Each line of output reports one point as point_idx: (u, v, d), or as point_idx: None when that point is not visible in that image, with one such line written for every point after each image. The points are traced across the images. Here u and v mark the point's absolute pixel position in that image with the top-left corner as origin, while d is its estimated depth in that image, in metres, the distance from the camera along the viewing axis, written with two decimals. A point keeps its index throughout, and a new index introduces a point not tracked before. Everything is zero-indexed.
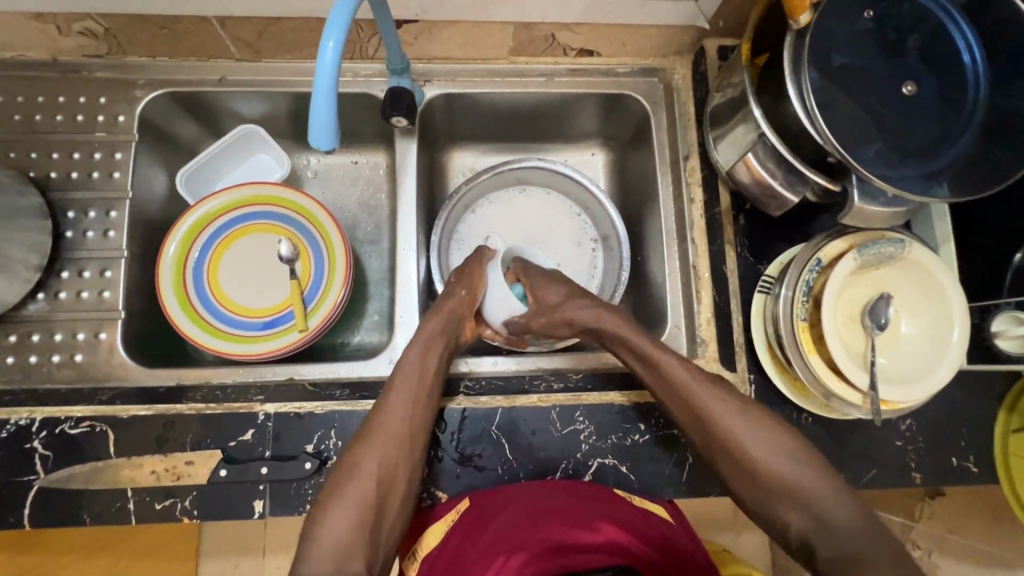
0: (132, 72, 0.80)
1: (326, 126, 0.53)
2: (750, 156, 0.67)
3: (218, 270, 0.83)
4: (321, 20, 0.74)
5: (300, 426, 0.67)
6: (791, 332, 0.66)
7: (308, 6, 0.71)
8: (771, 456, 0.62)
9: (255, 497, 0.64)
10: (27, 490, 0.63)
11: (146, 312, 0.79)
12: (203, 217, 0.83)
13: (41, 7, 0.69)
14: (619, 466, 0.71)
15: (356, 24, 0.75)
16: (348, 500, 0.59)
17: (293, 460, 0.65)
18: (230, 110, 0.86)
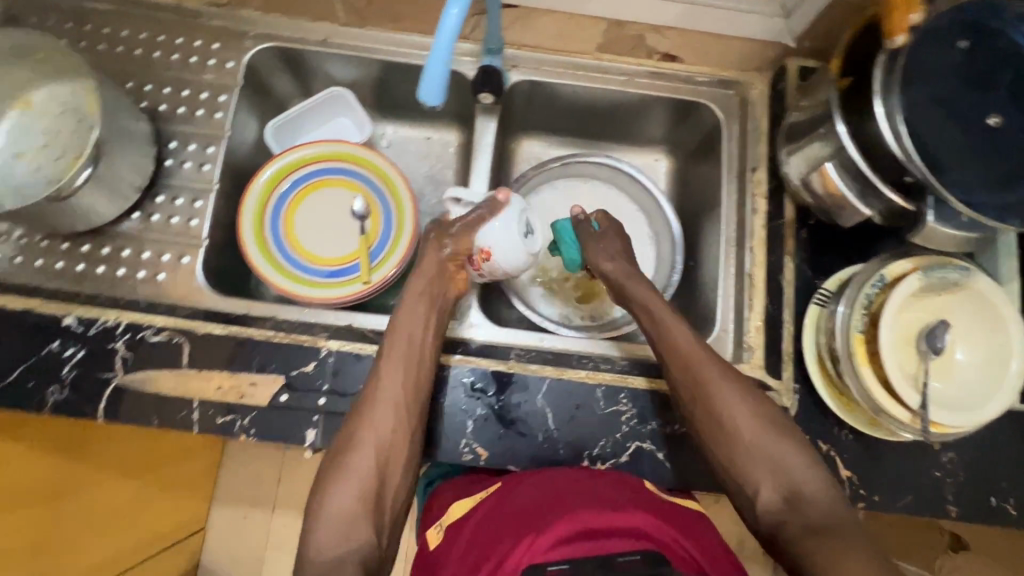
0: (245, 24, 0.86)
1: (437, 85, 0.58)
2: (829, 165, 0.69)
3: (293, 216, 0.87)
4: None
5: (359, 365, 0.71)
6: (846, 344, 0.67)
7: None
8: (754, 428, 0.64)
9: (308, 426, 0.68)
10: (104, 386, 0.67)
11: (225, 246, 0.84)
12: (285, 167, 0.87)
13: None
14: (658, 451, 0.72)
15: None
16: (351, 471, 0.61)
17: (350, 396, 0.69)
18: (326, 70, 0.92)
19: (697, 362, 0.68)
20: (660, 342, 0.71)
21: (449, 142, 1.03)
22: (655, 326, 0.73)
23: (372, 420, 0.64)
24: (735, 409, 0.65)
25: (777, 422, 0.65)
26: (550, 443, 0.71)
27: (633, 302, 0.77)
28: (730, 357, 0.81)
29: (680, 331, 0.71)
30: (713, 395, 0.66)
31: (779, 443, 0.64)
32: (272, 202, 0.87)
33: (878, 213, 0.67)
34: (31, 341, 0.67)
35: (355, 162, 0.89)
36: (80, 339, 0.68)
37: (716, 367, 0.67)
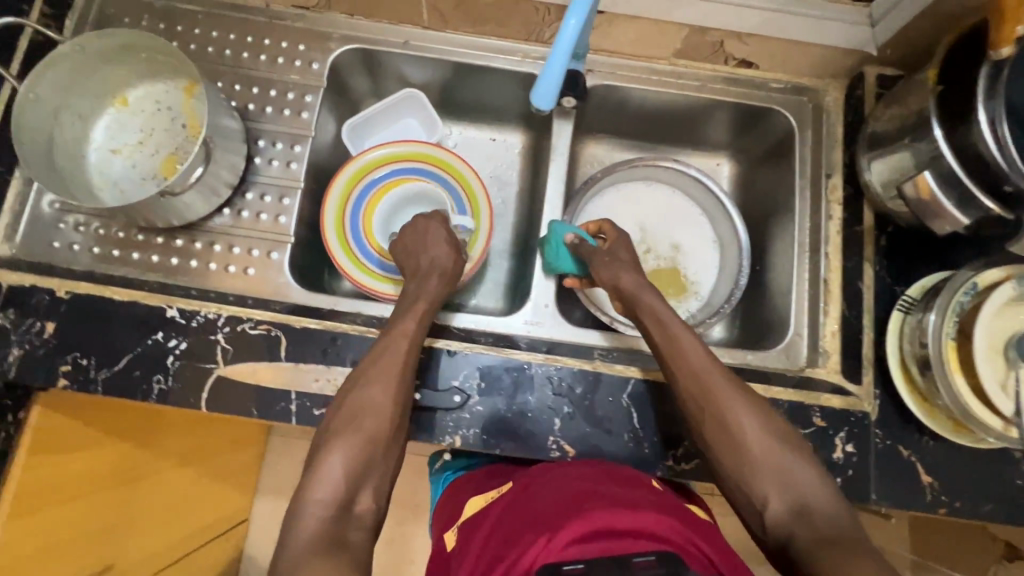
0: (329, 27, 0.88)
1: (549, 90, 0.63)
2: (926, 173, 0.67)
3: (372, 215, 0.89)
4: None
5: (449, 362, 0.72)
6: (937, 349, 0.68)
7: None
8: (761, 441, 0.62)
9: None
10: (206, 376, 0.69)
11: (307, 243, 0.86)
12: (364, 166, 0.89)
13: None
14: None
15: (545, 8, 0.81)
16: (354, 436, 0.62)
17: (442, 391, 0.71)
18: (403, 72, 0.94)
19: (706, 374, 0.66)
20: (674, 354, 0.68)
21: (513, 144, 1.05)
22: (666, 337, 0.70)
23: (363, 404, 0.64)
24: (746, 423, 0.63)
25: (781, 440, 0.63)
26: (638, 439, 0.72)
27: (640, 309, 0.74)
28: (805, 361, 0.82)
29: (694, 344, 0.68)
30: (724, 409, 0.64)
31: (787, 460, 0.61)
32: (352, 200, 0.88)
33: (973, 221, 0.67)
34: (137, 333, 0.70)
35: (432, 163, 0.91)
36: (182, 331, 0.70)
37: (721, 375, 0.66)
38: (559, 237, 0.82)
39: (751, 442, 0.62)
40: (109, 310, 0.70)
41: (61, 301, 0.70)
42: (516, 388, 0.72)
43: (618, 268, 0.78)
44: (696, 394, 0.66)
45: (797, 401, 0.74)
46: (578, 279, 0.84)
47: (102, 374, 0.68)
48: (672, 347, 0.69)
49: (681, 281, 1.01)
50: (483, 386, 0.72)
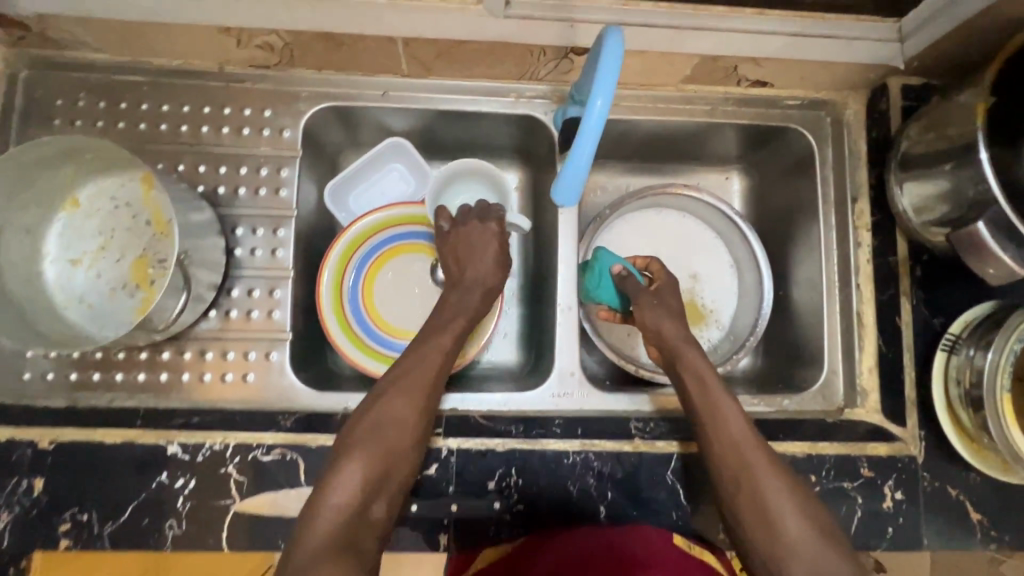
0: (297, 85, 0.78)
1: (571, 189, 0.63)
2: (979, 225, 0.62)
3: (372, 293, 0.82)
4: (508, 45, 0.70)
5: (483, 462, 0.68)
6: (992, 399, 0.66)
7: (502, 32, 0.67)
8: (791, 517, 0.58)
9: (440, 531, 0.67)
10: (223, 514, 0.64)
11: (306, 330, 0.79)
12: (355, 240, 0.82)
13: (232, 23, 0.66)
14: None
15: (541, 49, 0.71)
16: (376, 445, 0.59)
17: (480, 497, 0.67)
18: (383, 122, 0.84)
19: (743, 444, 0.63)
20: (715, 422, 0.65)
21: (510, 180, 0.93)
22: (708, 402, 0.67)
23: (385, 419, 0.61)
24: (779, 500, 0.59)
25: (817, 522, 0.58)
26: (686, 518, 0.69)
27: (681, 367, 0.71)
28: (841, 399, 0.79)
29: (736, 412, 0.65)
30: (760, 487, 0.60)
31: (819, 545, 0.56)
32: (348, 275, 0.81)
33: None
34: (139, 475, 0.64)
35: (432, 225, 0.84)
36: (189, 464, 0.65)
37: (756, 443, 0.63)
38: (605, 266, 0.79)
39: (784, 520, 0.57)
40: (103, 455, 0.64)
41: (47, 453, 0.64)
42: (555, 481, 0.68)
43: (664, 318, 0.75)
44: (733, 464, 0.62)
45: (843, 453, 0.72)
46: (613, 312, 0.82)
47: (108, 526, 0.63)
48: (712, 413, 0.66)
49: (699, 311, 0.96)
50: (521, 483, 0.68)
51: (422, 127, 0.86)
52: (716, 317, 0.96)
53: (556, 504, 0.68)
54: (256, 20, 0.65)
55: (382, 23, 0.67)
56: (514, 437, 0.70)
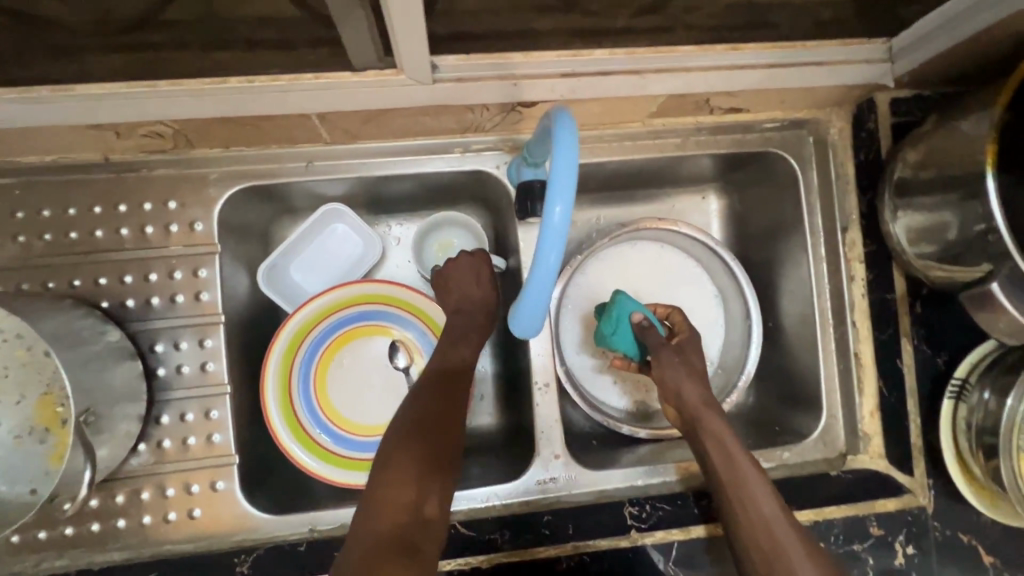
0: (203, 166, 0.66)
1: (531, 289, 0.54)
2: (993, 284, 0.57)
3: (325, 387, 0.72)
4: (444, 107, 0.59)
5: None
6: (1009, 462, 0.61)
7: (434, 97, 0.57)
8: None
9: None
10: None
11: (256, 443, 0.70)
12: (299, 330, 0.71)
13: (103, 120, 0.54)
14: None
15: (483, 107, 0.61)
16: (426, 438, 0.58)
17: None
18: (316, 191, 0.73)
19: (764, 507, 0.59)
20: (742, 493, 0.60)
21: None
22: (730, 470, 0.62)
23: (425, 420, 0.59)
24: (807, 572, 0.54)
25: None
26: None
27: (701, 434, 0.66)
28: (843, 445, 0.74)
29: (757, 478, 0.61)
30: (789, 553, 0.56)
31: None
32: (296, 367, 0.71)
33: None
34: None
35: (383, 300, 0.74)
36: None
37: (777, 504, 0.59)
38: (624, 312, 0.74)
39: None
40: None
41: None
42: None
43: (682, 376, 0.70)
44: (760, 525, 0.58)
45: (851, 514, 0.68)
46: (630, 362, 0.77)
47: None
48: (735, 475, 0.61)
49: None
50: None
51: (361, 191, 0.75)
52: (703, 351, 0.89)
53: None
54: (132, 114, 0.54)
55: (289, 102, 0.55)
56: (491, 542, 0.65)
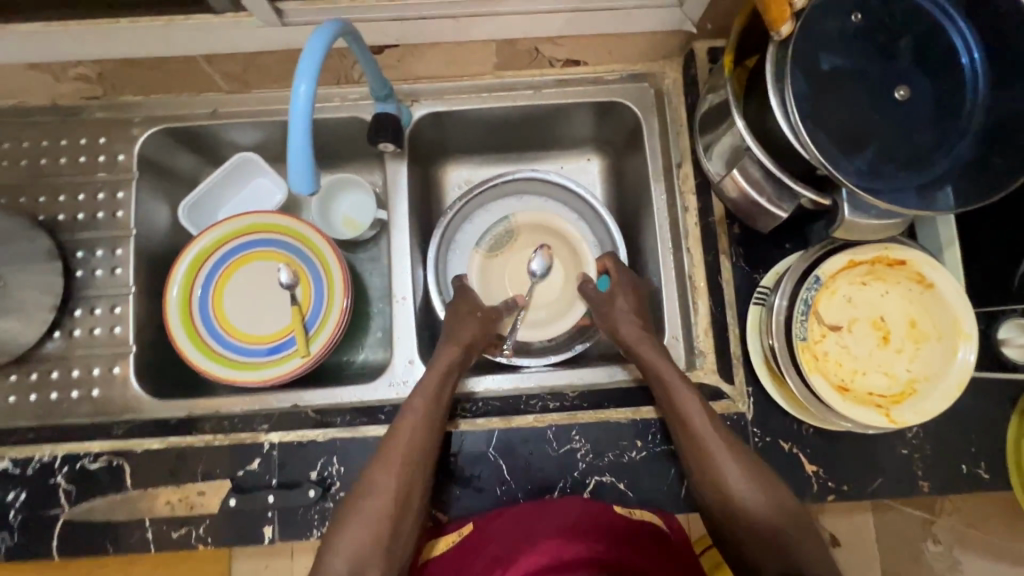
0: (397, 73, 0.88)
1: (303, 165, 0.60)
2: None
3: (222, 295, 0.92)
4: (583, 48, 0.86)
5: (615, 437, 0.78)
6: (1002, 449, 0.77)
7: (592, 30, 0.81)
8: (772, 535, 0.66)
9: (571, 481, 0.77)
10: (299, 518, 0.73)
11: (396, 305, 0.89)
12: (204, 249, 0.92)
13: (357, 16, 0.74)
14: (829, 483, 0.77)
15: (619, 42, 0.85)
16: (378, 500, 0.68)
17: (599, 467, 0.77)
18: (464, 125, 0.98)
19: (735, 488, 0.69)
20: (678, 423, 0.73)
21: (592, 167, 1.08)
22: (701, 461, 0.71)
23: (392, 454, 0.71)
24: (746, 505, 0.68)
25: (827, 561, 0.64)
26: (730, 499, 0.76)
27: (799, 441, 0.78)
28: None
29: (709, 444, 0.71)
30: (747, 523, 0.67)
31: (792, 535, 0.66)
32: (198, 280, 0.92)
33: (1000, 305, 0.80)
34: (301, 451, 0.76)
35: (316, 258, 0.94)
36: (328, 440, 0.76)
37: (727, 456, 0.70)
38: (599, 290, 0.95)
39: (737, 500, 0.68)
40: (275, 447, 0.76)
41: (121, 469, 0.74)
42: (665, 463, 0.77)
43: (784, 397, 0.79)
44: (715, 499, 0.70)
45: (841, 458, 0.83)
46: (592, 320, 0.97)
47: (269, 495, 0.73)
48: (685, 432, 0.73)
49: None
50: (583, 460, 0.77)
51: (483, 130, 1.00)
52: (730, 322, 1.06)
53: (634, 475, 0.77)
54: (378, 18, 0.74)
55: (488, 25, 0.78)
56: (571, 409, 0.79)
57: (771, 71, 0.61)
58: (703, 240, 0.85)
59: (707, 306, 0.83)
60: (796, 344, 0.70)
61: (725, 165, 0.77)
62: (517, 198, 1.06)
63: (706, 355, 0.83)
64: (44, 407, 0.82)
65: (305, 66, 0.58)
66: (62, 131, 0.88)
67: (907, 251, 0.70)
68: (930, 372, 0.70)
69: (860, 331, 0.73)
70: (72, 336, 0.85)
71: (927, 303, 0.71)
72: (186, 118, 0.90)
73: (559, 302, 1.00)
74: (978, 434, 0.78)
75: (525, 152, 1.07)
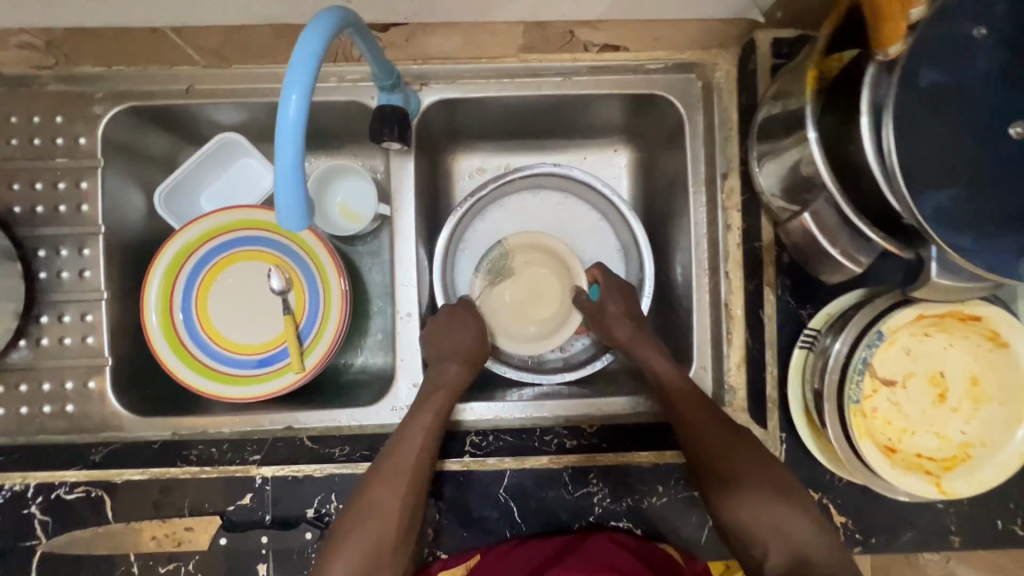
0: (404, 52, 0.75)
1: (288, 199, 0.50)
2: None
3: (206, 298, 0.83)
4: (625, 32, 0.72)
5: (634, 480, 0.72)
6: None
7: (639, 14, 0.68)
8: (772, 515, 0.65)
9: (586, 524, 0.72)
10: (294, 558, 0.68)
11: (399, 320, 0.81)
12: (185, 246, 0.82)
13: None
14: (857, 535, 0.73)
15: (669, 27, 0.71)
16: (366, 536, 0.64)
17: (617, 511, 0.72)
18: (479, 112, 0.85)
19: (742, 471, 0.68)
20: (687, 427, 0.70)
21: (619, 160, 0.96)
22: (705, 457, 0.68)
23: (381, 478, 0.66)
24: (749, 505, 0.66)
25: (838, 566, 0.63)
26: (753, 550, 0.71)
27: (830, 492, 0.73)
28: None
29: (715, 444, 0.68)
30: (748, 507, 0.66)
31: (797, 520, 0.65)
32: (179, 281, 0.82)
33: None
34: (296, 487, 0.70)
35: (309, 255, 0.84)
36: (325, 476, 0.70)
37: (737, 456, 0.68)
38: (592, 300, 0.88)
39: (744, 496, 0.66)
40: (269, 481, 0.70)
41: (100, 500, 0.69)
42: (686, 510, 0.72)
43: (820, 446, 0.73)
44: (717, 491, 0.68)
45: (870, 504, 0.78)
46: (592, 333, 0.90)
47: (262, 534, 0.68)
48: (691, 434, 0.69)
49: None
50: (600, 504, 0.72)
51: (500, 118, 0.88)
52: None
53: (653, 520, 0.72)
54: None
55: None
56: (589, 450, 0.73)
57: (866, 96, 0.51)
58: (746, 265, 0.76)
59: (743, 340, 0.76)
60: (848, 406, 0.63)
61: (786, 192, 0.67)
62: (535, 195, 0.96)
63: (736, 390, 0.76)
64: (13, 422, 0.75)
65: (295, 76, 0.47)
66: (11, 106, 0.76)
67: (984, 307, 0.62)
68: (987, 438, 0.64)
69: (915, 387, 0.65)
70: (40, 345, 0.76)
71: (993, 361, 0.64)
72: (157, 95, 0.77)
73: (552, 319, 0.88)
74: (1020, 490, 0.73)
75: (545, 140, 0.95)
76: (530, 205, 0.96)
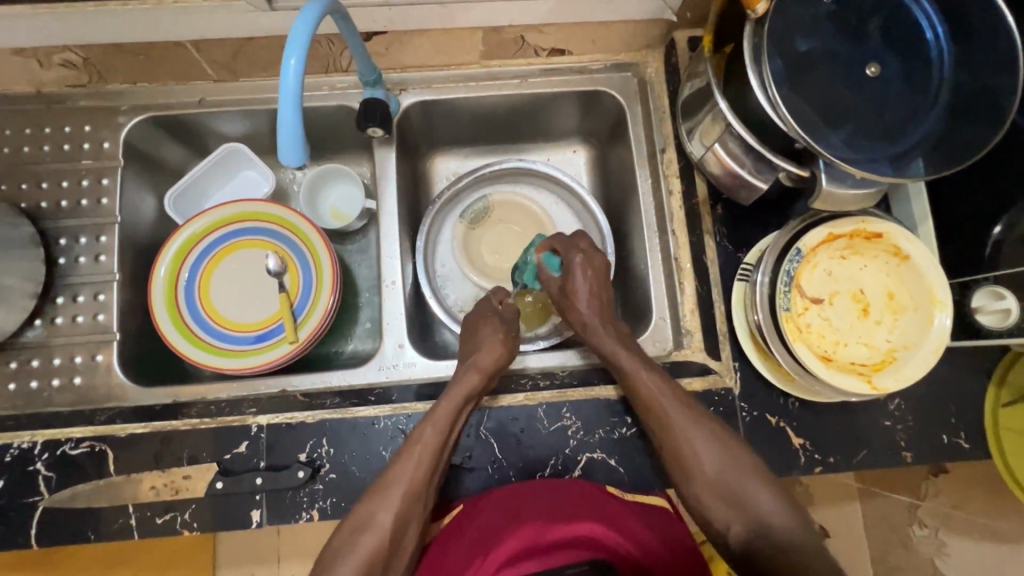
0: (385, 61, 0.90)
1: (291, 139, 0.61)
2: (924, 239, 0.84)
3: (207, 290, 0.91)
4: (566, 37, 0.88)
5: (603, 412, 0.78)
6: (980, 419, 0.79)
7: (573, 18, 0.84)
8: (750, 493, 0.67)
9: (561, 458, 0.77)
10: (286, 500, 0.72)
11: (384, 288, 0.90)
12: (191, 237, 0.92)
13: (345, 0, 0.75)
14: (816, 456, 0.78)
15: (600, 30, 0.87)
16: (361, 547, 0.64)
17: (590, 444, 0.77)
18: (453, 116, 0.99)
19: (710, 479, 0.69)
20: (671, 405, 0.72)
21: (578, 158, 1.08)
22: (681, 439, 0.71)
23: (404, 473, 0.68)
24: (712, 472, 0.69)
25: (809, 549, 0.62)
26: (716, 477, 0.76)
27: (786, 415, 0.79)
28: None
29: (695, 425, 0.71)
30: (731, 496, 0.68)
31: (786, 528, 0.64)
32: (183, 279, 0.90)
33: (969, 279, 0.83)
34: (290, 433, 0.75)
35: (310, 253, 0.93)
36: (317, 421, 0.75)
37: (705, 433, 0.71)
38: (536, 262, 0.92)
39: (706, 464, 0.69)
40: (263, 429, 0.75)
41: (104, 455, 0.73)
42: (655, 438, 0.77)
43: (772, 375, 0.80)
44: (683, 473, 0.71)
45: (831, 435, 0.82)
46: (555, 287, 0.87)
47: (256, 477, 0.72)
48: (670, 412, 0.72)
49: None
50: (574, 437, 0.77)
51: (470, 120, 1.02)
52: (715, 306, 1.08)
53: (623, 450, 0.77)
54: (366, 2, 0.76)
55: (473, 11, 0.81)
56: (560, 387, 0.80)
57: (748, 45, 0.65)
58: (688, 222, 0.87)
59: (694, 286, 0.85)
60: (780, 315, 0.73)
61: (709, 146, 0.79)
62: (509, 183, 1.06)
63: (693, 333, 0.84)
64: (22, 396, 0.80)
65: (293, 43, 0.59)
66: (46, 119, 0.88)
67: (880, 223, 0.72)
68: (909, 340, 0.72)
69: (841, 304, 0.74)
70: (55, 324, 0.83)
71: (904, 275, 0.73)
72: (174, 106, 0.90)
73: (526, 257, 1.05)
74: (958, 405, 0.80)
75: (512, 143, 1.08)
76: (506, 190, 1.06)
